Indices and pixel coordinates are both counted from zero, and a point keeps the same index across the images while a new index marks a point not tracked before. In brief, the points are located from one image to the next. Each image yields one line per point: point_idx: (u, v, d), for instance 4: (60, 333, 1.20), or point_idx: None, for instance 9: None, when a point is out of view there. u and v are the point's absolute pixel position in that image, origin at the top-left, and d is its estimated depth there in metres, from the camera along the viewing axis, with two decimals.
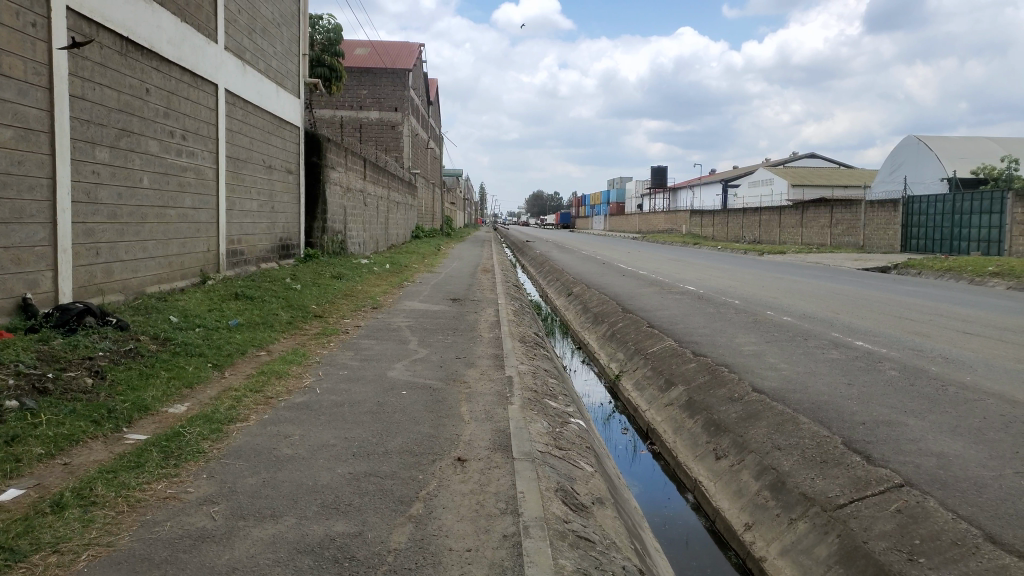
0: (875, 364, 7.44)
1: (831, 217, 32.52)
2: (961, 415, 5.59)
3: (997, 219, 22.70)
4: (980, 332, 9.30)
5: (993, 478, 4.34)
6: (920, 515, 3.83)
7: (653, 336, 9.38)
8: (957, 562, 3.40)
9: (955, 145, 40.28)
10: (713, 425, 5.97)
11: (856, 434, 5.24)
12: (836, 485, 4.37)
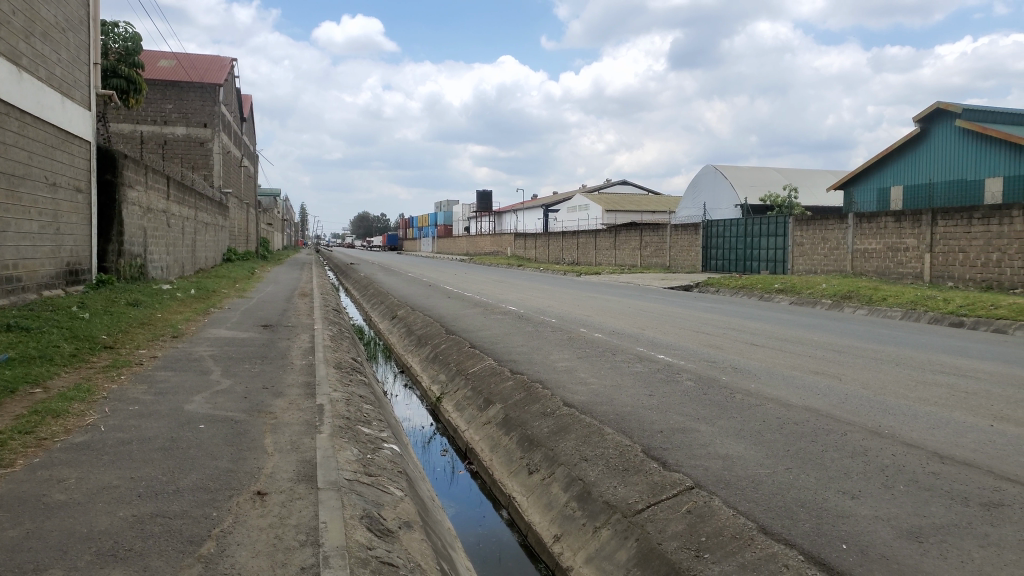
0: (674, 375, 8.00)
1: (641, 240, 34.72)
2: (744, 419, 6.14)
3: (781, 242, 25.31)
4: (764, 343, 10.29)
5: (767, 475, 4.79)
6: (707, 514, 4.14)
7: (472, 356, 9.51)
8: (736, 554, 3.71)
9: (745, 175, 44.55)
10: (527, 441, 6.13)
11: (655, 442, 5.59)
12: (636, 491, 4.63)
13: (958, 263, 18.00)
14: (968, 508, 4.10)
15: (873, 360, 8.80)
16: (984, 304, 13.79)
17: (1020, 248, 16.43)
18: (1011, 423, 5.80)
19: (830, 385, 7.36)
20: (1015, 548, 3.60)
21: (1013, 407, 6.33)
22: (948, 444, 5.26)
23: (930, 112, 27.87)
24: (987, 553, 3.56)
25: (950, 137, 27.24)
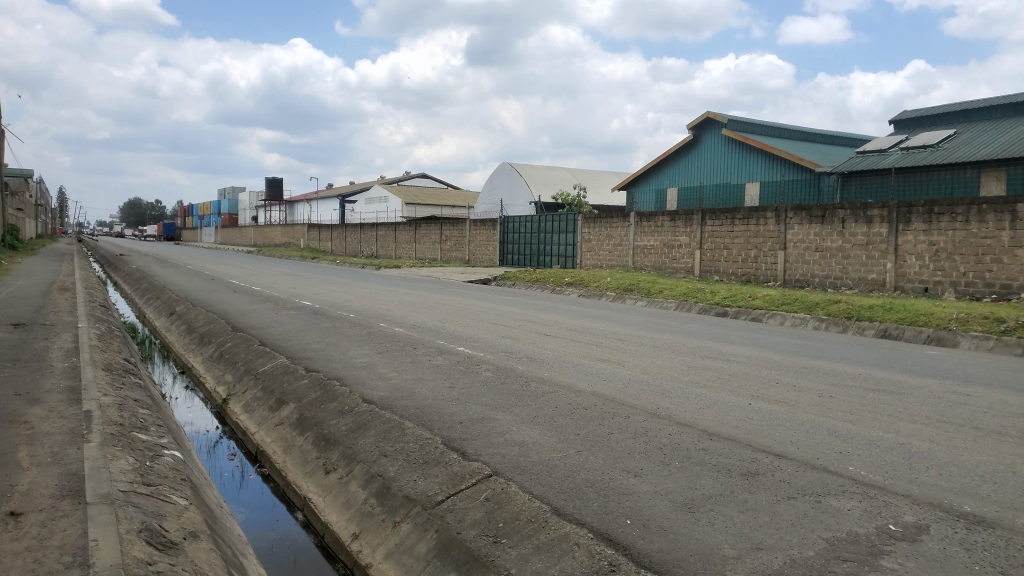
0: (473, 366, 8.15)
1: (439, 233, 35.02)
2: (539, 406, 6.40)
3: (571, 238, 26.69)
4: (556, 334, 10.80)
5: (560, 459, 5.03)
6: (504, 500, 4.25)
7: (263, 353, 9.06)
8: (531, 537, 3.85)
9: (538, 173, 46.42)
10: (323, 439, 5.94)
11: (454, 433, 5.66)
12: (436, 483, 4.65)
13: (723, 259, 20.04)
14: (731, 478, 4.57)
15: (653, 347, 9.57)
16: (743, 296, 15.49)
17: (772, 246, 18.65)
18: (766, 400, 6.57)
19: (615, 371, 7.89)
20: (767, 510, 4.07)
21: (767, 386, 7.17)
22: (715, 422, 5.84)
23: (700, 121, 30.75)
24: (746, 517, 3.99)
25: (716, 145, 30.28)
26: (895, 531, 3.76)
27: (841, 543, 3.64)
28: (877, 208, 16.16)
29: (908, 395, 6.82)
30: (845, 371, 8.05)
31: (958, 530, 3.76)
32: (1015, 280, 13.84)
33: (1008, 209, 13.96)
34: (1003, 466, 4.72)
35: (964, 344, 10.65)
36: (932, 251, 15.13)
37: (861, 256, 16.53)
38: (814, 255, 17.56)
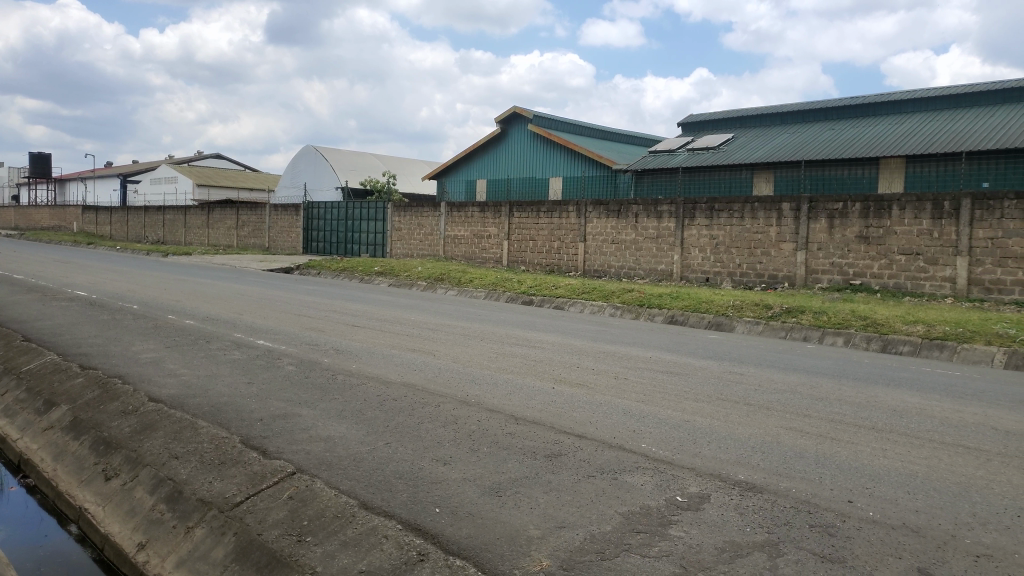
0: (274, 360, 7.76)
1: (237, 219, 33.05)
2: (345, 399, 6.21)
3: (380, 226, 26.31)
4: (363, 324, 10.58)
5: (368, 452, 4.92)
6: (308, 497, 4.07)
7: (27, 350, 8.02)
8: (337, 533, 3.72)
9: (344, 158, 45.25)
10: (102, 444, 5.36)
11: (253, 430, 5.35)
12: (233, 484, 4.36)
13: (528, 250, 20.71)
14: (536, 460, 4.72)
15: (461, 335, 9.66)
16: (547, 285, 16.10)
17: (574, 238, 19.56)
18: (569, 384, 6.87)
19: (424, 361, 7.87)
20: (570, 489, 4.24)
21: (569, 370, 7.51)
22: (521, 407, 6.01)
23: (507, 115, 31.53)
24: (550, 498, 4.14)
25: (522, 139, 31.21)
26: (682, 502, 4.07)
27: (635, 516, 3.88)
28: (667, 204, 17.49)
29: (693, 376, 7.43)
30: (638, 355, 8.60)
31: (734, 496, 4.15)
32: (780, 271, 15.62)
33: (775, 207, 15.68)
34: (770, 437, 5.29)
35: (739, 328, 11.82)
36: (712, 244, 16.65)
37: (652, 248, 17.80)
38: (611, 247, 18.64)
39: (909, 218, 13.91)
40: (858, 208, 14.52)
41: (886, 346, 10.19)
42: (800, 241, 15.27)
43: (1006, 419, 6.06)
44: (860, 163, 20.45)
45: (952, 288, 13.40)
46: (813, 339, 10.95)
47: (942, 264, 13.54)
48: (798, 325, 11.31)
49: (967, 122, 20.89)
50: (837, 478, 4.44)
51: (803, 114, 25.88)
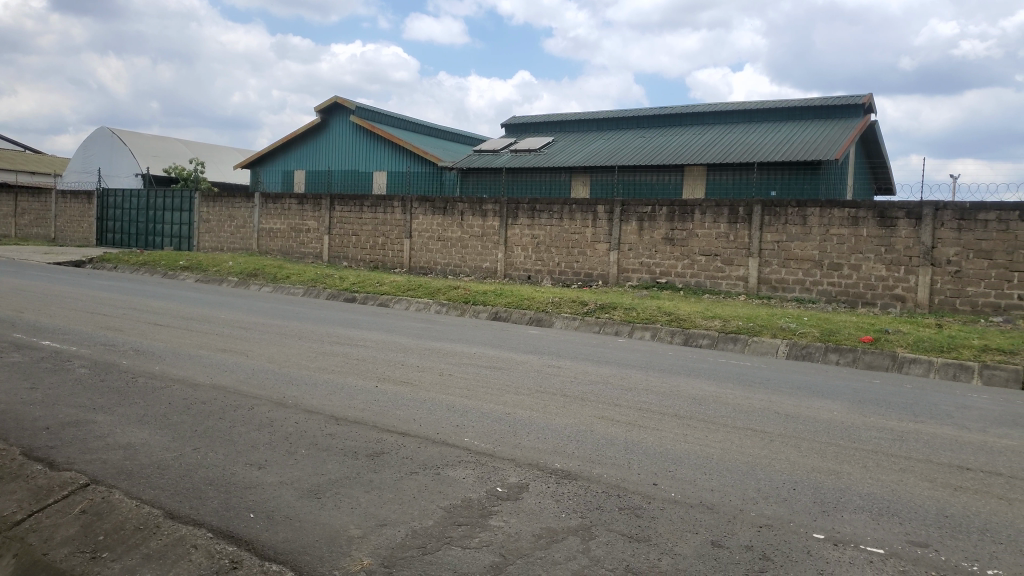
0: (62, 363, 7.03)
1: (17, 206, 29.53)
2: (147, 404, 5.76)
3: (187, 217, 24.58)
4: (168, 323, 9.84)
5: (174, 459, 4.59)
6: (104, 510, 3.72)
7: None
8: (138, 547, 3.46)
9: (147, 143, 41.85)
10: None
11: (38, 441, 4.82)
12: (13, 501, 3.88)
13: (350, 245, 20.28)
14: (357, 460, 4.64)
15: (277, 334, 9.27)
16: (370, 282, 15.84)
17: (398, 234, 19.41)
18: (391, 382, 6.81)
19: (238, 361, 7.47)
20: (391, 487, 4.21)
21: (392, 369, 7.43)
22: (341, 407, 5.87)
23: (328, 105, 30.69)
24: (371, 497, 4.08)
25: (344, 131, 30.50)
26: (501, 492, 4.17)
27: (456, 510, 3.93)
28: (491, 203, 17.81)
29: (513, 370, 7.65)
30: (462, 351, 8.70)
31: (550, 485, 4.32)
32: (595, 270, 16.44)
33: (591, 209, 16.46)
34: (584, 426, 5.56)
35: (558, 324, 12.30)
36: (534, 243, 17.19)
37: (476, 246, 18.09)
38: (436, 245, 18.72)
39: (709, 222, 15.14)
40: (665, 212, 15.59)
41: (688, 339, 11.04)
42: (614, 242, 16.15)
43: (786, 403, 6.80)
44: (666, 169, 21.99)
45: (744, 286, 14.80)
46: (624, 334, 11.62)
47: (736, 264, 14.88)
48: (610, 321, 11.96)
49: (758, 135, 23.10)
50: (644, 463, 4.75)
51: (618, 121, 27.37)
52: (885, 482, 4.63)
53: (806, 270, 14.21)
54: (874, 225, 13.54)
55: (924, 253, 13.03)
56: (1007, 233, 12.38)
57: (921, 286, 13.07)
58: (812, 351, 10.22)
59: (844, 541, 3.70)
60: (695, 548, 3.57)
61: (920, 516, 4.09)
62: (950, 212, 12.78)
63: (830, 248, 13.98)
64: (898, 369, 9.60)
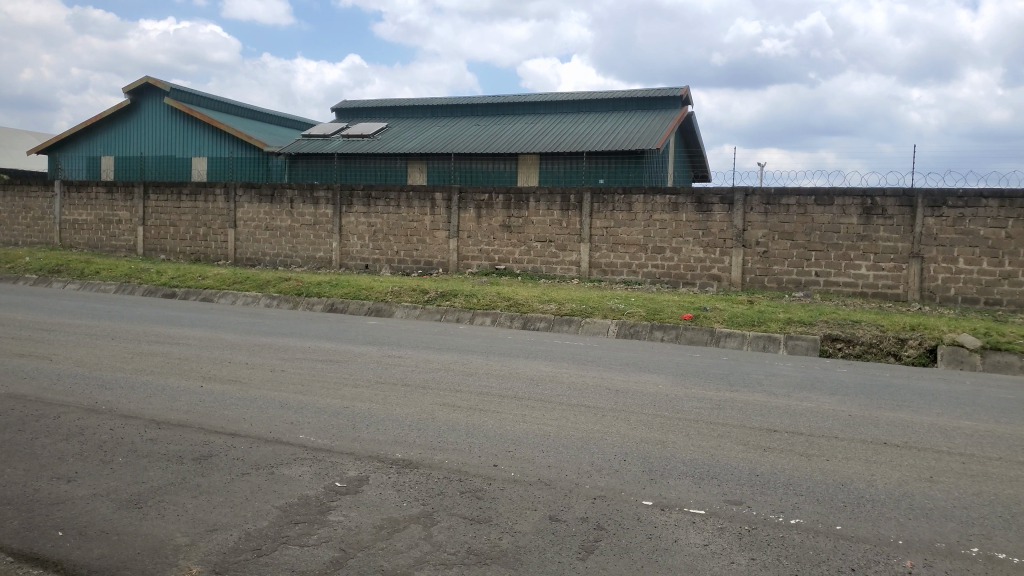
0: None
1: None
2: None
3: None
4: None
5: None
6: None
7: None
8: None
9: None
10: None
11: None
12: None
13: (168, 237, 18.93)
14: (182, 465, 4.35)
15: (86, 336, 8.48)
16: (192, 275, 14.88)
17: (222, 224, 18.37)
18: (219, 381, 6.45)
19: (40, 367, 6.75)
20: (221, 490, 3.99)
21: (219, 367, 7.02)
22: (163, 409, 5.48)
23: (138, 86, 28.40)
24: (199, 502, 3.85)
25: (158, 114, 28.38)
26: (340, 487, 4.07)
27: (292, 508, 3.79)
28: (323, 190, 17.27)
29: (350, 362, 7.47)
30: (296, 345, 8.39)
31: (391, 475, 4.27)
32: (434, 258, 16.43)
33: (428, 197, 16.38)
34: (425, 414, 5.54)
35: (398, 313, 12.17)
36: (371, 231, 16.90)
37: (309, 236, 17.49)
38: (264, 234, 17.91)
39: (544, 209, 15.54)
40: (501, 199, 15.84)
41: (526, 323, 11.31)
42: (452, 230, 16.21)
43: (617, 379, 7.17)
44: (501, 158, 22.35)
45: (577, 271, 15.38)
46: (464, 320, 11.70)
47: (569, 249, 15.42)
48: (451, 308, 12.00)
49: (586, 125, 24.02)
50: (484, 446, 4.81)
51: (451, 108, 27.41)
52: (706, 448, 4.99)
53: (633, 253, 14.97)
54: (693, 210, 14.48)
55: (737, 236, 14.14)
56: (805, 216, 13.69)
57: (734, 266, 14.20)
58: (639, 329, 10.81)
59: (670, 506, 3.95)
60: (534, 524, 3.67)
61: (735, 476, 4.46)
62: (758, 197, 13.96)
63: (654, 233, 14.80)
64: (716, 343, 10.37)
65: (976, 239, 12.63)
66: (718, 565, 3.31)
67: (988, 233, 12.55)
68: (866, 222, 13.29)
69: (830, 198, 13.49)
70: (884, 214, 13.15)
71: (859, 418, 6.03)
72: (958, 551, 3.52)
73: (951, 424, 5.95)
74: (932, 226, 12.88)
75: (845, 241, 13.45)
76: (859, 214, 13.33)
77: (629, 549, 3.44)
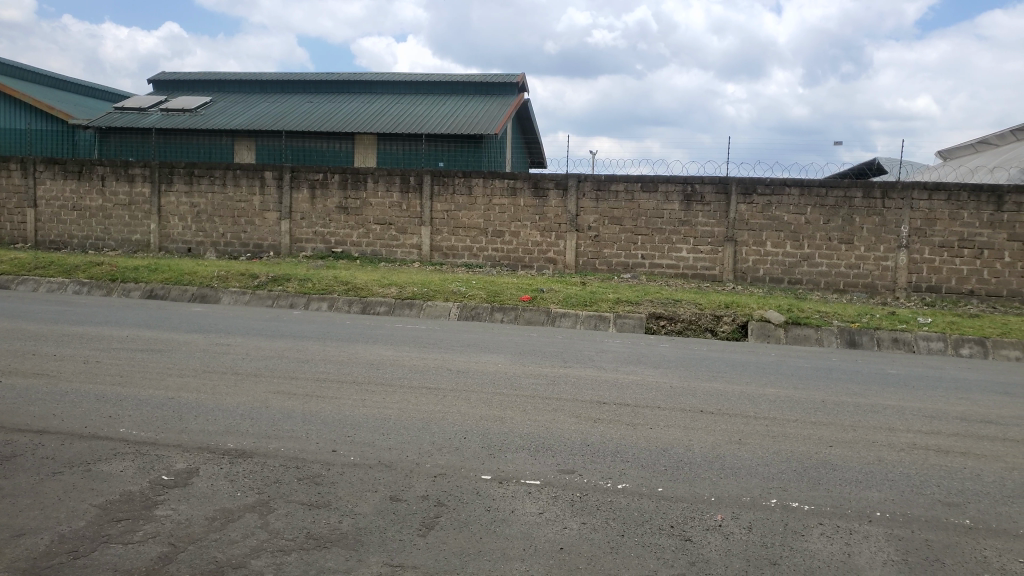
0: None
1: None
2: None
3: None
4: None
5: None
6: None
7: None
8: None
9: None
10: None
11: None
12: None
13: None
14: None
15: None
16: None
17: (20, 203, 16.57)
18: (22, 375, 5.87)
19: None
20: (28, 493, 3.66)
21: (20, 360, 6.39)
22: None
23: None
24: (2, 506, 3.51)
25: None
26: (167, 481, 3.87)
27: (114, 505, 3.56)
28: (138, 167, 16.03)
29: (174, 351, 7.05)
30: (112, 335, 7.79)
31: (223, 466, 4.10)
32: (265, 240, 15.76)
33: (258, 175, 15.65)
34: (259, 403, 5.36)
35: (226, 299, 11.59)
36: (194, 212, 15.94)
37: (123, 216, 16.20)
38: (70, 214, 16.39)
39: (382, 190, 15.33)
40: (337, 180, 15.44)
41: (366, 308, 11.17)
42: (284, 211, 15.62)
43: (457, 360, 7.28)
44: (336, 137, 21.79)
45: (418, 254, 15.36)
46: (299, 306, 11.35)
47: (410, 232, 15.35)
48: (284, 293, 11.58)
49: (424, 107, 23.87)
50: (321, 432, 4.74)
51: (281, 85, 26.25)
52: (540, 422, 5.21)
53: (473, 237, 15.16)
54: (530, 195, 14.85)
55: (571, 220, 14.69)
56: (633, 202, 14.46)
57: (568, 249, 14.77)
58: (480, 311, 10.99)
59: (507, 479, 4.10)
60: (374, 505, 3.69)
61: (568, 447, 4.70)
62: (589, 183, 14.56)
63: (493, 217, 15.04)
64: (551, 323, 10.77)
65: (781, 225, 13.94)
66: (551, 531, 3.49)
67: (791, 219, 13.88)
68: (686, 208, 14.25)
69: (655, 186, 14.32)
70: (703, 200, 14.17)
71: (679, 389, 6.52)
72: (760, 503, 3.93)
73: (757, 391, 6.60)
74: (744, 212, 14.06)
75: (668, 226, 14.35)
76: (681, 201, 14.26)
77: (468, 523, 3.54)
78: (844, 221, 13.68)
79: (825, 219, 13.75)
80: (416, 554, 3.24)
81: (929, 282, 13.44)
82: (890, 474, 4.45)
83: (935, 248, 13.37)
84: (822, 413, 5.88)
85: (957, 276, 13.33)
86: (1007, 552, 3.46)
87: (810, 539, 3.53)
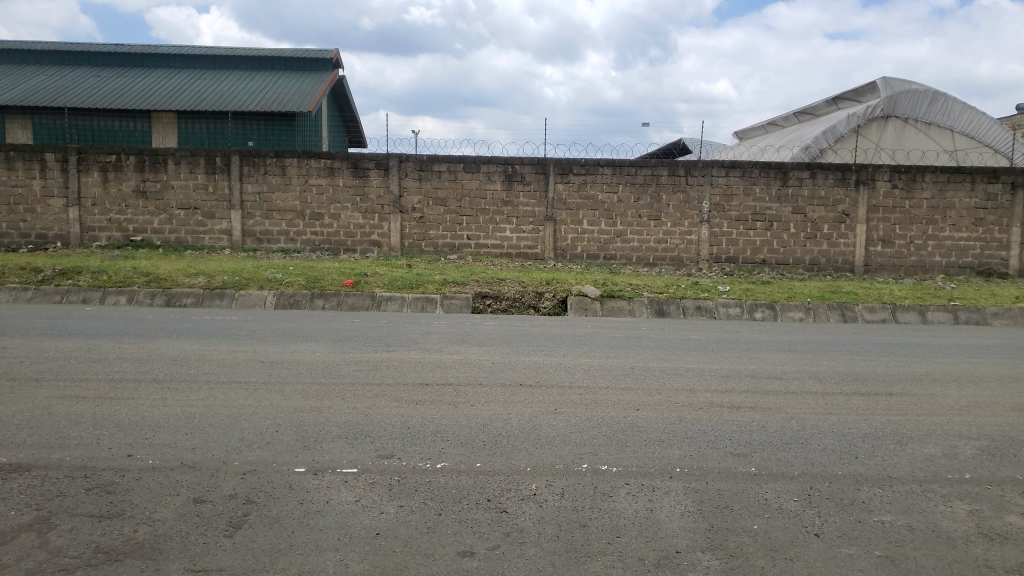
0: None
1: None
2: None
3: None
4: None
5: None
6: None
7: None
8: None
9: None
10: None
11: None
12: None
13: None
14: None
15: None
16: None
17: None
18: None
19: None
20: None
21: None
22: None
23: None
24: None
25: None
26: None
27: None
28: None
29: None
30: None
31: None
32: (50, 230, 14.25)
33: (37, 157, 14.06)
34: (40, 410, 4.83)
35: (4, 297, 10.33)
36: None
37: None
38: None
39: (185, 172, 14.29)
40: (133, 161, 14.21)
41: (171, 300, 10.40)
42: (72, 197, 14.18)
43: (273, 351, 6.96)
44: (131, 115, 20.07)
45: (229, 240, 14.52)
46: (93, 301, 10.36)
47: (219, 217, 14.46)
48: (75, 287, 10.53)
49: (232, 83, 22.48)
50: (115, 437, 4.35)
51: (63, 56, 23.67)
52: (360, 409, 5.10)
53: (290, 220, 14.54)
54: (349, 175, 14.46)
55: (393, 201, 14.50)
56: (456, 182, 14.50)
57: (392, 231, 14.59)
58: (299, 299, 10.58)
59: (322, 470, 3.98)
60: (176, 509, 3.44)
61: (387, 432, 4.64)
62: (411, 164, 14.42)
63: (311, 199, 14.51)
64: (376, 307, 10.59)
65: (596, 203, 14.56)
66: (366, 518, 3.43)
67: (605, 197, 14.54)
68: (507, 188, 14.51)
69: (477, 166, 14.44)
70: (523, 180, 14.48)
71: (500, 365, 6.65)
72: (572, 469, 4.10)
73: (574, 362, 6.89)
74: (562, 191, 14.53)
75: (490, 207, 14.56)
76: (502, 180, 14.49)
77: (279, 518, 3.39)
78: (653, 198, 14.53)
79: (636, 196, 14.54)
80: (221, 556, 3.06)
81: (727, 254, 14.67)
82: (690, 432, 4.80)
83: (732, 221, 14.57)
84: (632, 379, 6.24)
85: (751, 247, 14.64)
86: (784, 493, 3.84)
87: (618, 499, 3.73)
